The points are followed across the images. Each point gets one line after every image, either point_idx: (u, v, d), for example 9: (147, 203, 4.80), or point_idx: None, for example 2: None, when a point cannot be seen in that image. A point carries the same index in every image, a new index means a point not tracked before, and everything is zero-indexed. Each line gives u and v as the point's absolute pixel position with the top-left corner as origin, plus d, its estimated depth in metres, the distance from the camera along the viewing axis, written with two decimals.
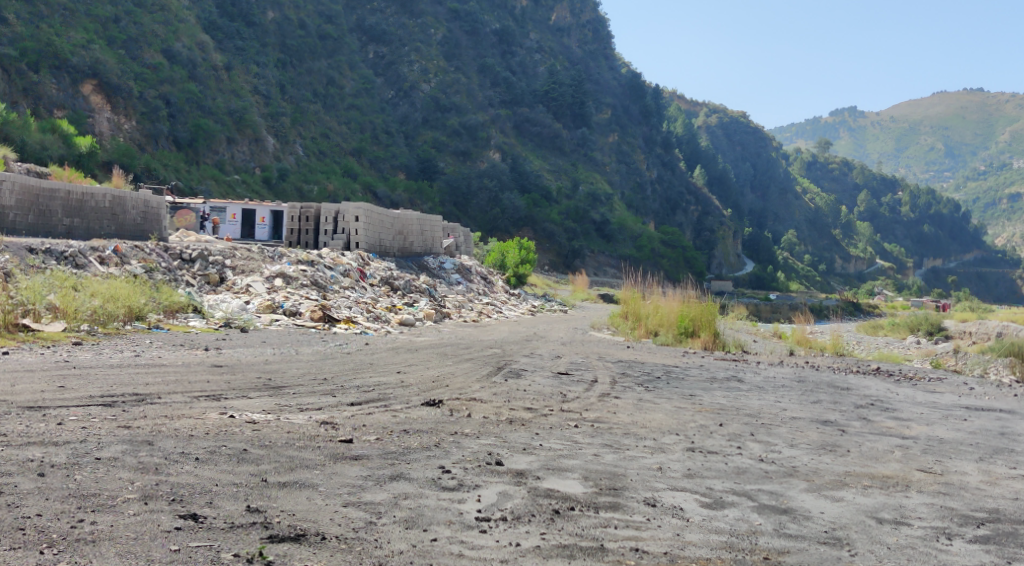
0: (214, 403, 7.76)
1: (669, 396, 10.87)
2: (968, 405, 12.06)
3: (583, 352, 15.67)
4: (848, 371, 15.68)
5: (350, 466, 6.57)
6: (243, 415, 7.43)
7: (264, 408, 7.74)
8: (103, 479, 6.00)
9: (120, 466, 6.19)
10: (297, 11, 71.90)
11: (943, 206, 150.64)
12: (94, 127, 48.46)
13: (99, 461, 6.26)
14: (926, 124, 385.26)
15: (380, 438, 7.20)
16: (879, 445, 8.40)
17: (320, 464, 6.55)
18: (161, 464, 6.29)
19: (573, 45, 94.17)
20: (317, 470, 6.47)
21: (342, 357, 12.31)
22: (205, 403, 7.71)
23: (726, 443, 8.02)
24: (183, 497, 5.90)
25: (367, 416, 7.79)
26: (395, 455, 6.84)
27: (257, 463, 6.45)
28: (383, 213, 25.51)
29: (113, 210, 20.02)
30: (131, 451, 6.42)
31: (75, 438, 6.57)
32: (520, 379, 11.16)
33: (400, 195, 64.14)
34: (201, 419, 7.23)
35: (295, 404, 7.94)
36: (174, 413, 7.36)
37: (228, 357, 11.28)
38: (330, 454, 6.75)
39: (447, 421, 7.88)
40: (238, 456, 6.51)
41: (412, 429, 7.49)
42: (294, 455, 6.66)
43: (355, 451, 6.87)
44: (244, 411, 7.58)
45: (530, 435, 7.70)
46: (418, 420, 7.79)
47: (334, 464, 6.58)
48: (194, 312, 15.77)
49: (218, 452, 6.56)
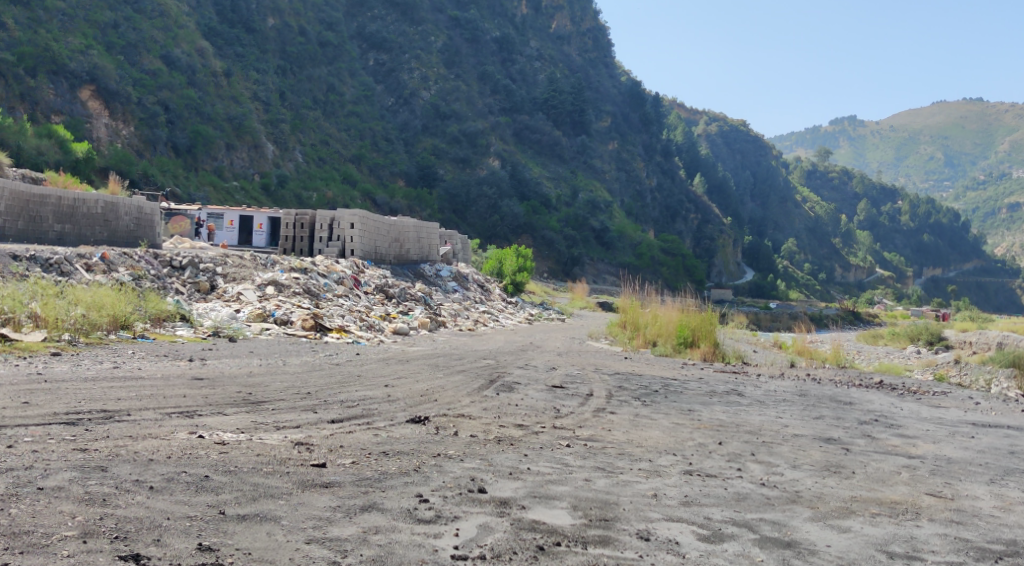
0: (186, 420, 7.42)
1: (666, 412, 10.50)
2: (974, 421, 11.68)
3: (580, 363, 15.25)
4: (850, 384, 15.24)
5: (319, 495, 6.21)
6: (213, 435, 7.08)
7: (239, 426, 7.40)
8: (41, 513, 5.64)
9: (64, 497, 5.83)
10: (297, 18, 71.80)
11: (944, 215, 150.29)
12: (92, 133, 48.14)
13: (43, 491, 5.90)
14: (926, 133, 385.28)
15: (356, 461, 6.84)
16: (884, 466, 8.04)
17: (287, 493, 6.19)
18: (110, 494, 5.93)
19: (573, 53, 93.97)
20: (283, 499, 6.12)
21: (330, 369, 11.89)
22: (175, 421, 7.36)
23: (724, 465, 7.66)
24: (128, 535, 5.55)
25: (346, 434, 7.44)
26: (369, 483, 6.47)
27: (217, 492, 6.10)
28: (378, 221, 25.17)
29: (106, 216, 19.87)
30: (79, 480, 6.06)
31: (21, 464, 6.21)
32: (512, 392, 10.76)
33: (399, 202, 63.85)
34: (167, 440, 6.88)
35: (272, 422, 7.59)
36: (140, 431, 7.02)
37: (211, 368, 10.88)
38: (298, 481, 6.38)
39: (430, 440, 7.53)
40: (197, 485, 6.16)
41: (391, 451, 7.13)
42: (260, 482, 6.30)
43: (326, 477, 6.50)
44: (216, 429, 7.24)
45: (517, 457, 7.34)
46: (398, 440, 7.44)
47: (303, 493, 6.22)
48: (182, 320, 15.43)
49: (175, 479, 6.20)
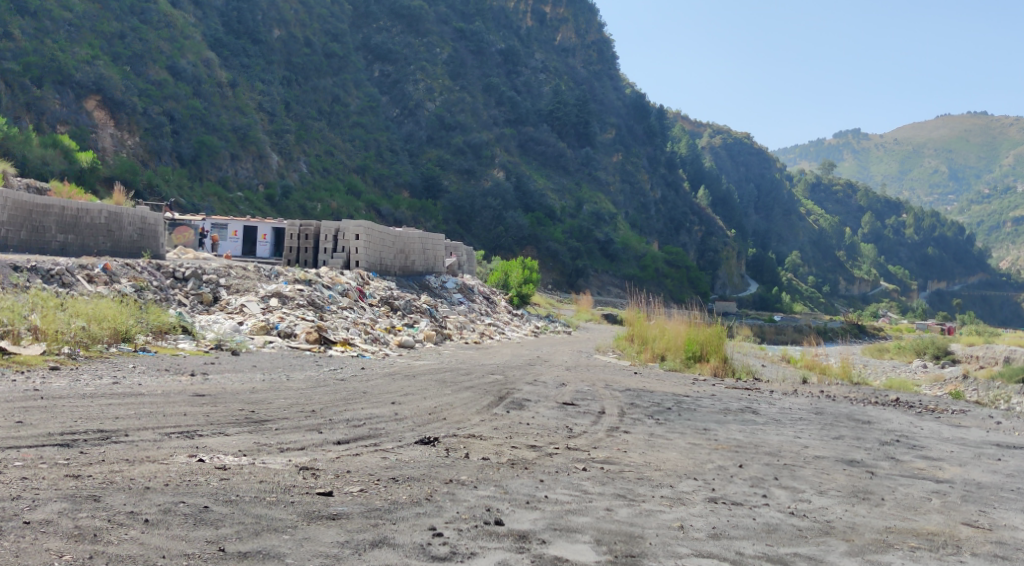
0: (187, 441, 7.12)
1: (682, 431, 10.19)
2: (997, 442, 11.37)
3: (590, 379, 14.87)
4: (866, 402, 14.87)
5: (326, 529, 5.90)
6: (214, 458, 6.79)
7: (241, 448, 7.10)
8: (26, 553, 5.36)
9: (52, 533, 5.55)
10: (303, 29, 71.84)
11: (948, 229, 149.68)
12: (98, 142, 48.02)
13: (28, 525, 5.60)
14: (930, 147, 384.94)
15: (364, 489, 6.52)
16: (914, 492, 7.71)
17: (292, 527, 5.89)
18: (102, 529, 5.63)
19: (578, 65, 93.60)
20: (287, 534, 5.81)
21: (335, 385, 11.52)
22: (174, 442, 7.06)
23: (750, 491, 7.35)
24: None
25: (352, 458, 7.14)
26: (379, 514, 6.16)
27: (216, 526, 5.80)
28: (384, 232, 24.93)
29: (109, 226, 19.63)
30: (69, 512, 5.77)
31: (8, 494, 5.91)
32: (522, 410, 10.44)
33: (403, 213, 63.68)
34: (165, 464, 6.59)
35: (275, 443, 7.29)
36: (137, 455, 6.73)
37: (213, 384, 10.53)
38: (303, 512, 6.08)
39: (441, 464, 7.23)
40: (196, 517, 5.86)
41: (401, 477, 6.82)
42: (263, 514, 6.00)
43: (333, 508, 6.19)
44: (218, 453, 6.94)
45: (533, 483, 7.02)
46: (406, 464, 7.12)
47: (308, 526, 5.93)
48: (184, 332, 15.16)
49: (172, 511, 5.90)
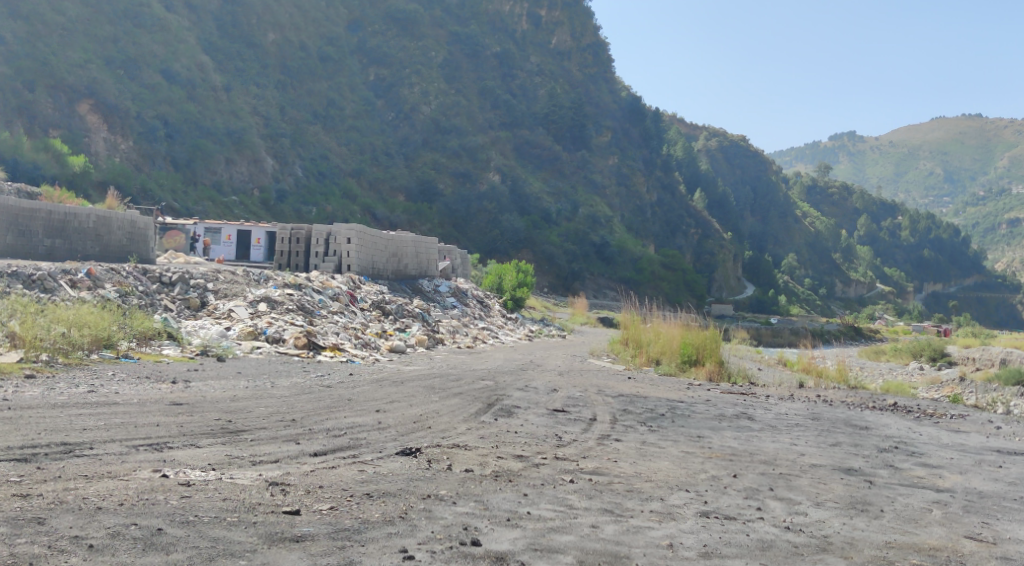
0: (154, 454, 6.85)
1: (676, 438, 9.91)
2: (998, 448, 11.13)
3: (582, 384, 14.58)
4: (863, 407, 14.60)
5: (287, 553, 5.63)
6: (179, 473, 6.52)
7: (210, 462, 6.83)
8: None
9: None
10: (298, 32, 71.68)
11: (944, 231, 149.04)
12: (91, 146, 47.78)
13: None
14: (926, 149, 385.08)
15: (335, 507, 6.24)
16: (915, 502, 7.44)
17: (251, 551, 5.61)
18: (42, 557, 5.35)
19: (573, 69, 91.26)
20: (245, 560, 5.53)
21: (321, 392, 11.22)
22: (141, 456, 6.79)
23: (743, 503, 7.08)
24: None
25: (328, 471, 6.86)
26: (347, 536, 5.88)
27: (168, 551, 5.54)
28: (376, 236, 24.68)
29: (98, 230, 19.34)
30: (10, 536, 5.51)
31: None
32: (511, 418, 10.16)
33: (399, 217, 63.50)
34: (126, 480, 6.31)
35: (248, 456, 7.01)
36: (97, 470, 6.45)
37: (194, 392, 10.24)
38: (266, 534, 5.80)
39: (421, 477, 6.94)
40: (146, 541, 5.60)
41: (375, 493, 6.54)
42: (221, 536, 5.73)
43: (300, 528, 5.91)
44: (183, 467, 6.65)
45: (516, 497, 6.75)
46: (384, 478, 6.83)
47: (269, 550, 5.65)
48: (169, 338, 14.89)
49: (121, 535, 5.63)
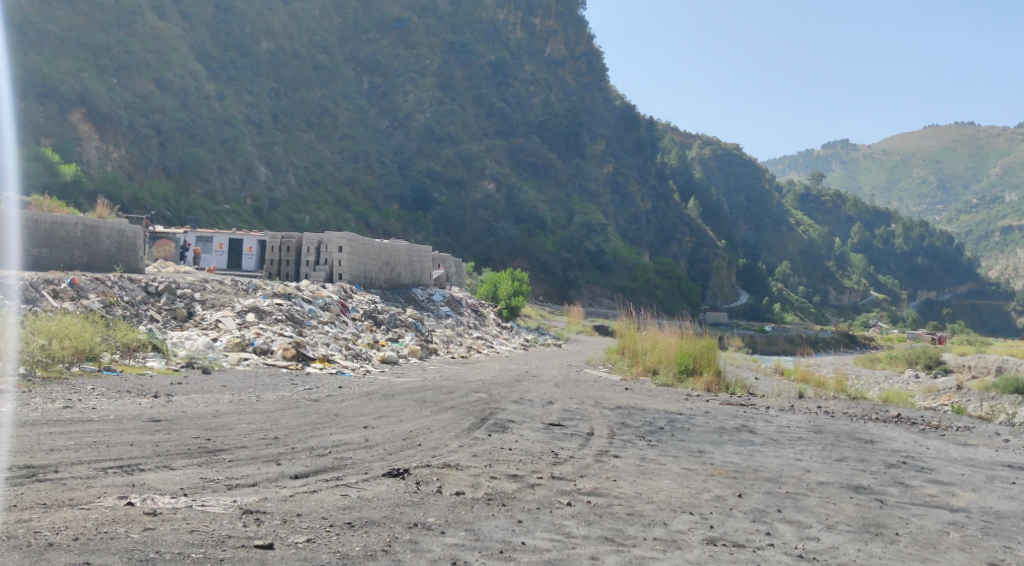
0: (124, 479, 6.49)
1: (677, 454, 9.52)
2: (1007, 462, 10.82)
3: (578, 396, 14.20)
4: (866, 419, 14.24)
5: None
6: (147, 500, 6.17)
7: (181, 486, 6.47)
8: None
9: None
10: (292, 40, 71.36)
11: (938, 239, 148.79)
12: (83, 155, 47.39)
13: None
14: (919, 157, 385.87)
15: (313, 539, 5.87)
16: (930, 524, 7.12)
17: None
18: None
19: (567, 77, 90.99)
20: None
21: (307, 407, 10.82)
22: (109, 480, 6.44)
23: (750, 527, 6.74)
24: None
25: (309, 495, 6.51)
26: None
27: None
28: (368, 244, 24.29)
29: (85, 239, 18.94)
30: None
31: None
32: (505, 433, 9.78)
33: (392, 225, 63.19)
34: (88, 510, 5.98)
35: (223, 479, 6.64)
36: (57, 497, 6.11)
37: (174, 407, 9.82)
38: None
39: (408, 503, 6.55)
40: None
41: (358, 522, 6.15)
42: None
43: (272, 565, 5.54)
44: (152, 493, 6.30)
45: (509, 524, 6.39)
46: (368, 504, 6.45)
47: None
48: (153, 350, 14.45)
49: None
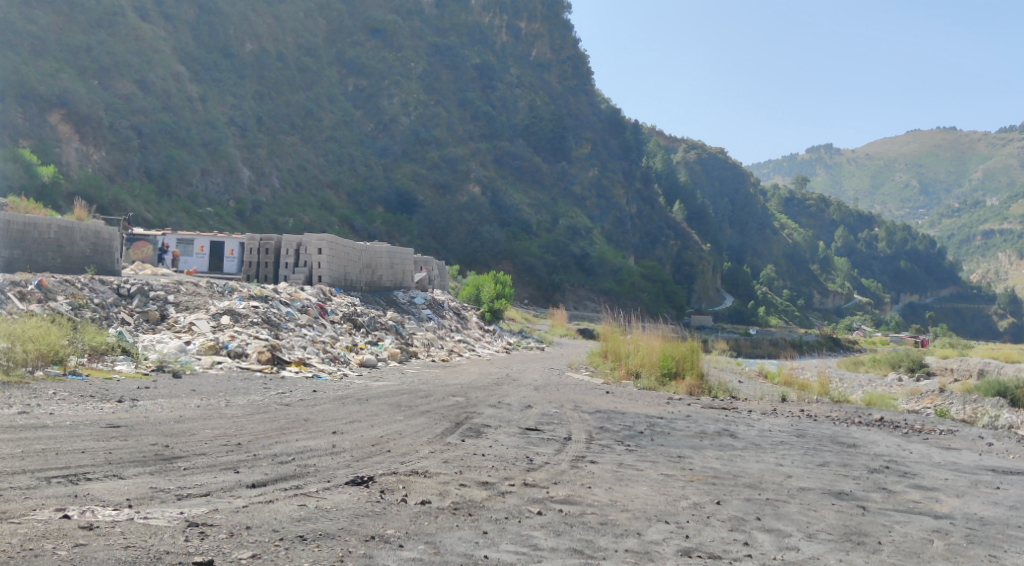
0: (65, 491, 6.26)
1: (655, 459, 9.28)
2: (992, 467, 10.64)
3: (558, 399, 13.94)
4: (848, 422, 14.04)
5: None
6: (86, 514, 5.95)
7: (124, 497, 6.22)
8: None
9: None
10: (276, 43, 70.89)
11: (920, 242, 149.36)
12: (63, 157, 46.86)
13: None
14: (901, 162, 387.84)
15: (259, 555, 5.64)
16: (913, 532, 6.92)
17: None
18: None
19: (553, 80, 90.80)
20: None
21: (277, 412, 10.49)
22: (51, 491, 6.23)
23: (727, 536, 6.51)
24: None
25: (264, 506, 6.26)
26: None
27: None
28: (349, 246, 23.98)
29: (59, 241, 18.54)
30: None
31: None
32: (479, 438, 9.52)
33: (377, 228, 62.83)
34: (21, 525, 5.77)
35: (174, 490, 6.39)
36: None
37: (137, 412, 9.49)
38: None
39: (369, 513, 6.31)
40: None
41: (311, 534, 5.92)
42: None
43: None
44: (91, 507, 6.09)
45: (473, 535, 6.16)
46: (325, 515, 6.19)
47: None
48: (123, 353, 14.13)
49: None
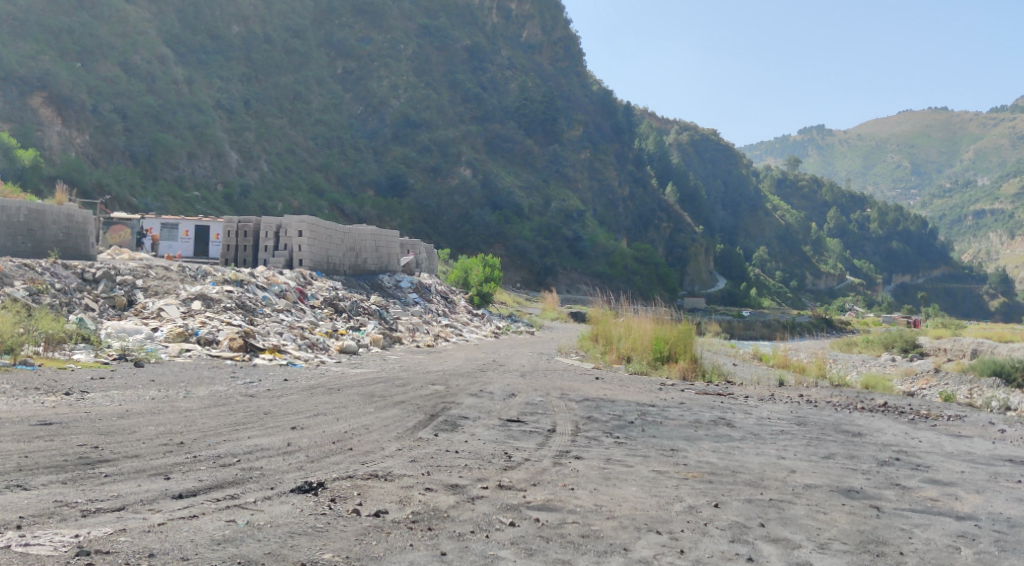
0: None
1: (646, 454, 8.48)
2: (1009, 457, 9.87)
3: (542, 386, 13.15)
4: (852, 408, 13.30)
5: None
6: None
7: (11, 519, 5.55)
8: None
9: None
10: (263, 24, 69.54)
11: (912, 222, 148.67)
12: (45, 140, 45.70)
13: None
14: (893, 143, 387.25)
15: None
16: (936, 538, 6.26)
17: None
18: None
19: (544, 62, 89.53)
20: None
21: (235, 404, 9.64)
22: None
23: (728, 550, 5.81)
24: None
25: (177, 524, 5.59)
26: None
27: None
28: (331, 227, 23.10)
29: (30, 225, 17.63)
30: None
31: None
32: (456, 433, 8.70)
33: (367, 212, 61.89)
34: None
35: (77, 509, 5.71)
36: None
37: (78, 406, 8.68)
38: None
39: (308, 530, 5.63)
40: None
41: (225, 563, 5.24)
42: None
43: None
44: None
45: (427, 557, 5.46)
46: (254, 535, 5.52)
47: None
48: (83, 341, 13.36)
49: None
